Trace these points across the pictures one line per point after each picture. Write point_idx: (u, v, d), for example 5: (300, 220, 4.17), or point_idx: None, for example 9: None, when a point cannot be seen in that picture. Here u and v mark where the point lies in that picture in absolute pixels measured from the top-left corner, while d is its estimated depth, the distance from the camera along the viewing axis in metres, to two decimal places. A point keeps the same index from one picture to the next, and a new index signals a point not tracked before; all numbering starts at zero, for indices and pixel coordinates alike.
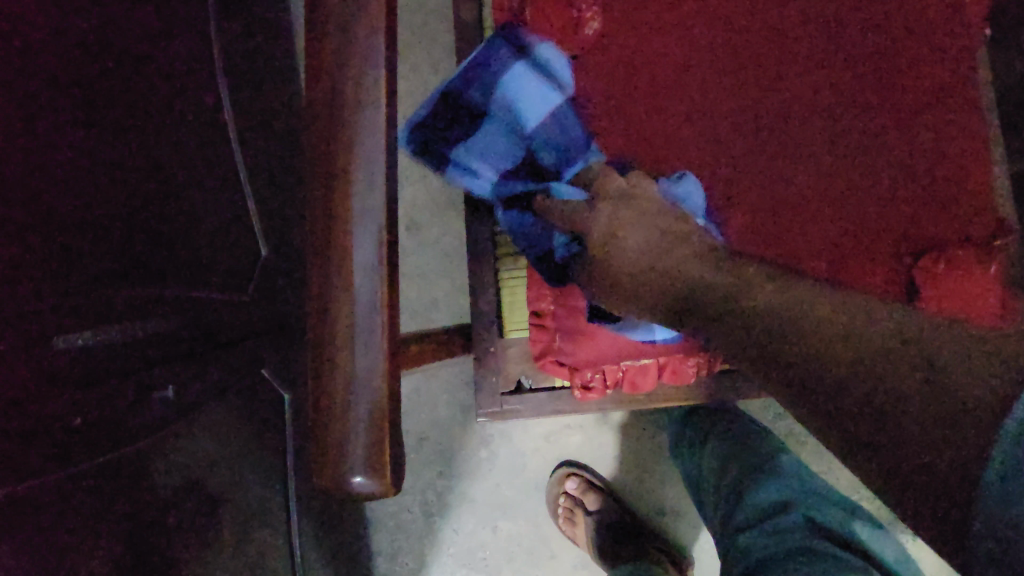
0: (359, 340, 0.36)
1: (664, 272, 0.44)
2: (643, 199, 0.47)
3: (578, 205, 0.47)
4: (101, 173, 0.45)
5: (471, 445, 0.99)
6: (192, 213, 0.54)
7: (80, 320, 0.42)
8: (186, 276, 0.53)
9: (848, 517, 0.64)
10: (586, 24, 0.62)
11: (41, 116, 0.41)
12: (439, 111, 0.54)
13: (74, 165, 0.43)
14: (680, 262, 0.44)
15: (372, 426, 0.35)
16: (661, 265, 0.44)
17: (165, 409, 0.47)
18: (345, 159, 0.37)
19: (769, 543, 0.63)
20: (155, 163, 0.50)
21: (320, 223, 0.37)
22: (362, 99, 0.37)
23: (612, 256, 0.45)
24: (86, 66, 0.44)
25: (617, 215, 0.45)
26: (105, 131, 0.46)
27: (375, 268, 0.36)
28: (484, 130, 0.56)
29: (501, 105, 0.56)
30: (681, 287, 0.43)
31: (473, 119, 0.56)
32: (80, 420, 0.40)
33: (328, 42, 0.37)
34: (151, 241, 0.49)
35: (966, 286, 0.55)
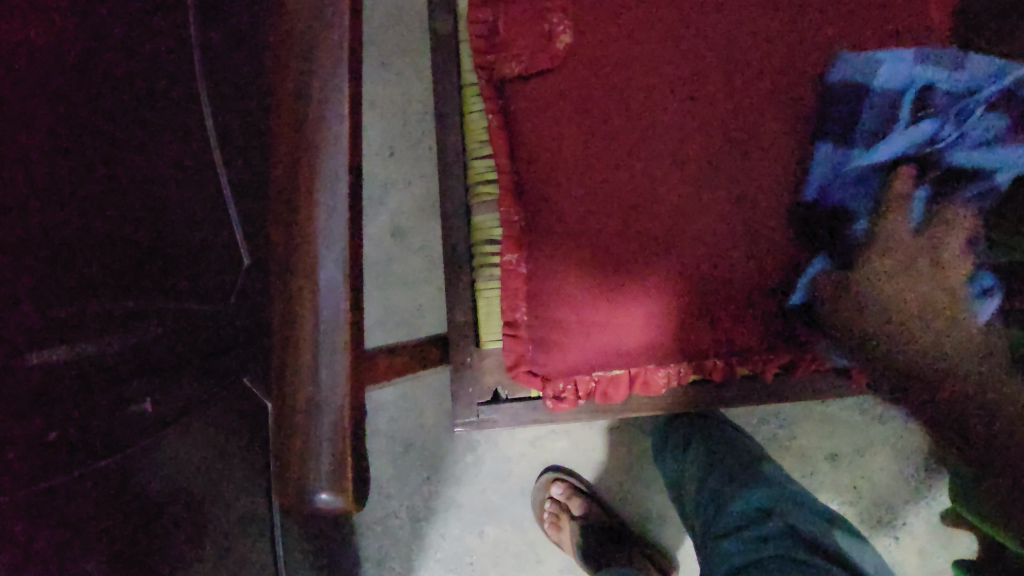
0: (322, 357, 0.36)
1: (919, 309, 0.52)
2: (943, 261, 0.52)
3: (908, 231, 0.53)
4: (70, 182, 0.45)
5: (457, 450, 1.00)
6: (180, 219, 0.54)
7: (53, 334, 0.43)
8: (175, 283, 0.53)
9: (832, 527, 0.65)
10: (557, 36, 0.56)
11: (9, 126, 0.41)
12: (873, 106, 0.54)
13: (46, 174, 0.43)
14: (913, 319, 0.52)
15: (334, 443, 0.36)
16: (936, 305, 0.52)
17: (145, 422, 0.47)
18: (308, 176, 0.37)
19: (752, 552, 0.63)
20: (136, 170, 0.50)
21: (282, 240, 0.37)
22: (326, 118, 0.37)
23: (885, 289, 0.53)
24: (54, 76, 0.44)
25: (914, 258, 0.52)
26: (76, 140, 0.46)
27: (337, 283, 0.37)
28: (898, 131, 0.53)
29: (964, 126, 0.53)
30: (921, 322, 0.52)
31: (891, 110, 0.54)
32: (54, 434, 0.41)
33: (289, 59, 0.38)
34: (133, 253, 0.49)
35: None
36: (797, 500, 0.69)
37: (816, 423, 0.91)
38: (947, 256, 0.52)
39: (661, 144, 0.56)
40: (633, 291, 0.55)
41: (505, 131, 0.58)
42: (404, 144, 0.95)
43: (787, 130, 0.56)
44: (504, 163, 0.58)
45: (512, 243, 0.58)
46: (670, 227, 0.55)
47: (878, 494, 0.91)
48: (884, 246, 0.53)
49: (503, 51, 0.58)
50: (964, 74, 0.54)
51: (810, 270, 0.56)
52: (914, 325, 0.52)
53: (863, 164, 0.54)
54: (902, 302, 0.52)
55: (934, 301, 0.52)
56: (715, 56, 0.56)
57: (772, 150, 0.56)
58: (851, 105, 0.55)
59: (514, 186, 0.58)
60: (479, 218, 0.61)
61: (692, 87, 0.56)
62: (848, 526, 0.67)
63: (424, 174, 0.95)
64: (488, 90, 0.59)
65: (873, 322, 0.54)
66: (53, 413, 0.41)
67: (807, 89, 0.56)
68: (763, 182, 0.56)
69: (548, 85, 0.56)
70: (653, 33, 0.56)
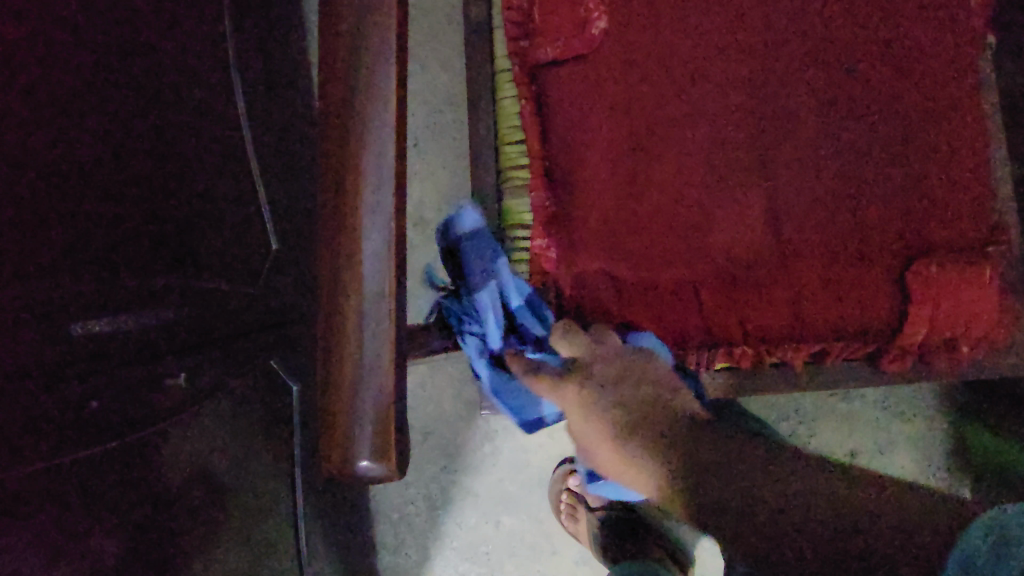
0: (367, 325, 0.37)
1: (642, 411, 0.49)
2: (625, 372, 0.51)
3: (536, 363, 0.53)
4: (117, 154, 0.45)
5: (474, 440, 1.00)
6: (218, 196, 0.54)
7: (99, 305, 0.43)
8: (207, 262, 0.53)
9: None
10: (593, 23, 0.56)
11: (62, 96, 0.41)
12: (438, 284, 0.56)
13: (99, 147, 0.44)
14: (647, 419, 0.49)
15: (378, 409, 0.36)
16: (647, 419, 0.49)
17: (176, 400, 0.47)
18: (354, 150, 0.38)
19: None
20: (176, 147, 0.51)
21: (329, 212, 0.38)
22: (373, 93, 0.38)
23: (621, 400, 0.50)
24: (103, 51, 0.45)
25: (613, 375, 0.51)
26: (120, 114, 0.46)
27: (383, 253, 0.37)
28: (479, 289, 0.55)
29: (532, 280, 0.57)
30: (658, 428, 0.48)
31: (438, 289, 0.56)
32: (96, 404, 0.41)
33: (339, 35, 0.38)
34: (174, 230, 0.50)
35: (958, 257, 0.55)
36: None
37: (838, 420, 0.90)
38: (623, 370, 0.51)
39: (693, 131, 0.56)
40: (669, 273, 0.56)
41: (538, 116, 0.59)
42: (428, 134, 0.96)
43: (819, 119, 0.56)
44: (536, 149, 0.59)
45: (542, 227, 0.58)
46: (698, 216, 0.55)
47: None
48: (581, 373, 0.51)
49: (538, 37, 0.58)
50: None
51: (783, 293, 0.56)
52: (646, 430, 0.48)
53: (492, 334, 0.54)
54: (615, 398, 0.50)
55: (639, 407, 0.49)
56: (748, 43, 0.56)
57: (799, 140, 0.56)
58: (454, 271, 0.56)
59: (546, 172, 0.58)
60: (510, 203, 0.61)
61: (725, 74, 0.56)
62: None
63: (447, 164, 0.96)
64: (520, 76, 0.59)
65: (638, 440, 0.48)
66: (91, 382, 0.41)
67: (841, 79, 0.56)
68: (794, 171, 0.56)
69: (581, 71, 0.57)
70: (688, 18, 0.56)
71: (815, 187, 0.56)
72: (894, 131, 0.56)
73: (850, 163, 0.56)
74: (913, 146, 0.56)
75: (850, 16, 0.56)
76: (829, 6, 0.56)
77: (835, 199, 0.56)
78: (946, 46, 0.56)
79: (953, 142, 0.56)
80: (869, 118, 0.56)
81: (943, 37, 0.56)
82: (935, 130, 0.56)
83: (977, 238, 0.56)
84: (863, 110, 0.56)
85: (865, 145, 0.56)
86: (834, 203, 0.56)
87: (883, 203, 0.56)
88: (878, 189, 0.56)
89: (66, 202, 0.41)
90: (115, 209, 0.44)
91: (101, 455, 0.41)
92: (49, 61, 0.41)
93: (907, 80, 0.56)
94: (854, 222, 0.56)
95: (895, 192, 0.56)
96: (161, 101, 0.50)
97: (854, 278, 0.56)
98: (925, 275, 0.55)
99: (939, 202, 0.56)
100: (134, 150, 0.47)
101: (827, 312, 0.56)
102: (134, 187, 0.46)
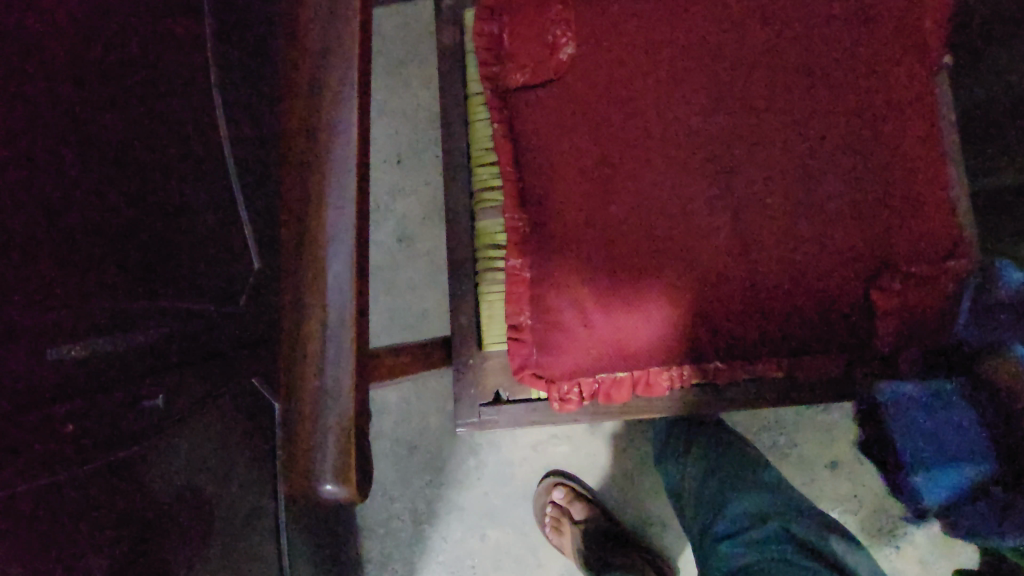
0: (329, 352, 0.38)
1: None
2: None
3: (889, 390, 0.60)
4: (95, 180, 0.46)
5: (460, 453, 1.01)
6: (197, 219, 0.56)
7: (73, 329, 0.44)
8: (186, 283, 0.54)
9: (826, 531, 0.72)
10: (559, 48, 0.58)
11: (39, 128, 0.42)
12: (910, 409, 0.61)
13: (74, 174, 0.44)
14: None
15: (339, 435, 0.37)
16: None
17: (158, 416, 0.49)
18: (317, 181, 0.39)
19: (748, 553, 0.73)
20: (155, 172, 0.51)
21: (293, 243, 0.39)
22: (335, 125, 0.39)
23: None
24: (83, 80, 0.45)
25: None
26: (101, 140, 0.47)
27: (345, 282, 0.39)
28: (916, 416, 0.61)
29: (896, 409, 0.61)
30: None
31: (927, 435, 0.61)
32: (71, 427, 0.42)
33: (302, 68, 0.39)
34: (147, 252, 0.50)
35: (922, 272, 0.57)
36: (792, 504, 0.76)
37: (814, 430, 0.93)
38: None
39: (662, 151, 0.57)
40: (642, 292, 0.56)
41: (509, 139, 0.60)
42: (411, 151, 0.97)
43: (787, 138, 0.57)
44: (508, 170, 0.60)
45: (515, 248, 0.59)
46: (666, 235, 0.56)
47: (878, 501, 0.92)
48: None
49: (509, 62, 0.60)
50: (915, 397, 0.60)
51: (758, 312, 0.56)
52: None
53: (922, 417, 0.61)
54: None
55: None
56: (716, 65, 0.58)
57: (766, 160, 0.57)
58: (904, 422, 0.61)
59: (518, 193, 0.60)
60: (484, 222, 0.63)
61: (693, 97, 0.57)
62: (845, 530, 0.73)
63: (430, 180, 0.97)
64: (493, 99, 0.61)
65: None
66: (63, 408, 0.42)
67: (807, 98, 0.57)
68: (763, 189, 0.57)
69: (550, 94, 0.58)
70: (655, 41, 0.58)
71: (783, 204, 0.57)
72: (860, 149, 0.57)
73: (818, 180, 0.57)
74: (879, 165, 0.57)
75: (819, 37, 0.57)
76: (796, 27, 0.57)
77: (802, 216, 0.57)
78: (908, 67, 0.58)
79: (916, 160, 0.57)
80: (837, 136, 0.57)
81: (905, 59, 0.58)
82: (899, 148, 0.57)
83: (940, 253, 0.57)
84: (831, 129, 0.57)
85: (834, 164, 0.57)
86: (802, 220, 0.56)
87: (852, 221, 0.56)
88: (847, 206, 0.57)
89: (30, 230, 0.41)
90: (89, 236, 0.45)
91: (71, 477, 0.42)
92: (17, 91, 0.41)
93: (872, 100, 0.57)
94: (823, 239, 0.56)
95: (864, 210, 0.57)
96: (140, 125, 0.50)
97: (822, 294, 0.56)
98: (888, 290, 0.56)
99: (904, 219, 0.57)
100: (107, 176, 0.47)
101: (795, 326, 0.57)
102: (107, 211, 0.47)
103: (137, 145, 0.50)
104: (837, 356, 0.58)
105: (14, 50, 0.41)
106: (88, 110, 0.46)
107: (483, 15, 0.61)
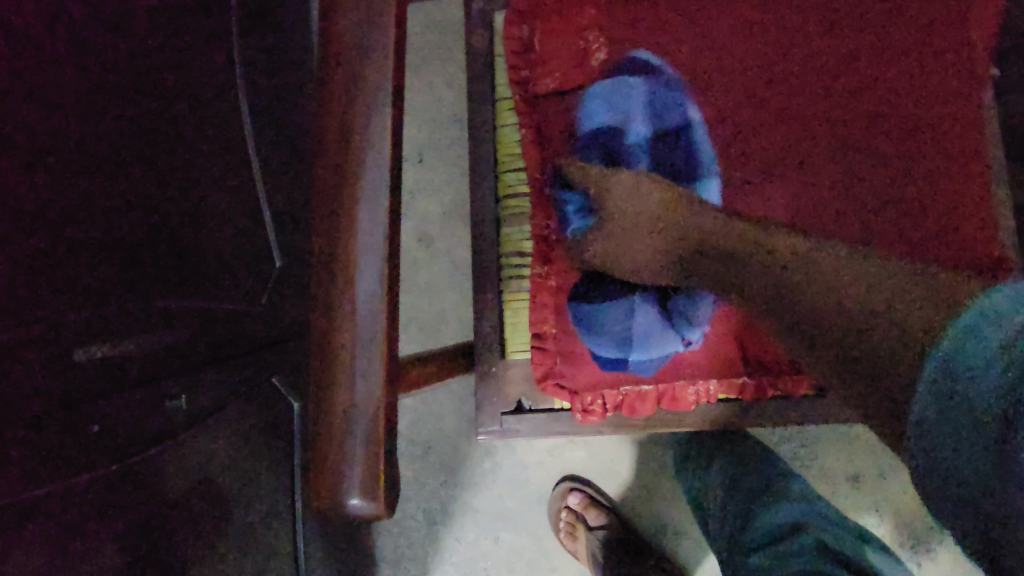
0: (359, 367, 0.38)
1: None
2: None
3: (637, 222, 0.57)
4: (121, 180, 0.46)
5: (475, 455, 1.00)
6: (218, 222, 0.56)
7: (98, 331, 0.43)
8: (206, 283, 0.54)
9: (858, 543, 0.74)
10: (591, 55, 0.57)
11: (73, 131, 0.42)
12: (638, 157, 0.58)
13: (101, 175, 0.44)
14: None
15: (368, 449, 0.37)
16: None
17: (177, 421, 0.49)
18: (351, 191, 0.39)
19: (780, 562, 0.72)
20: (180, 172, 0.51)
21: (324, 254, 0.38)
22: (369, 136, 0.39)
23: None
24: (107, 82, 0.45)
25: None
26: (126, 141, 0.46)
27: (376, 294, 0.38)
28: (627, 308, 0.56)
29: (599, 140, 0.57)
30: None
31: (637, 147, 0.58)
32: (97, 427, 0.42)
33: (337, 76, 0.39)
34: (167, 251, 0.50)
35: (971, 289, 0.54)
36: (819, 515, 0.78)
37: (836, 443, 0.91)
38: None
39: None
40: None
41: (538, 145, 0.59)
42: (433, 150, 0.97)
43: (824, 150, 0.56)
44: (536, 177, 0.59)
45: (542, 256, 0.58)
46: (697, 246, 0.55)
47: (900, 517, 0.90)
48: None
49: (540, 67, 0.59)
50: (632, 107, 0.56)
51: None
52: None
53: (636, 132, 0.57)
54: None
55: None
56: (749, 73, 0.56)
57: (800, 169, 0.56)
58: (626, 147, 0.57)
59: (546, 201, 0.59)
60: (509, 229, 0.62)
61: (727, 106, 0.56)
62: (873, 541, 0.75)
63: (451, 180, 0.97)
64: (522, 104, 0.60)
65: None
66: (97, 409, 0.43)
67: (846, 107, 0.55)
68: (795, 201, 0.56)
69: (580, 102, 0.57)
70: (689, 49, 0.56)
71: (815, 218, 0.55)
72: (900, 161, 0.55)
73: (855, 192, 0.55)
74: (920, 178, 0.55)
75: (858, 44, 0.56)
76: (835, 35, 0.56)
77: (837, 229, 0.55)
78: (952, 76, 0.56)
79: (961, 172, 0.55)
80: (876, 147, 0.55)
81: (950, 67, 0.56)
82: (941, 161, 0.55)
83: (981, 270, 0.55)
84: (869, 141, 0.55)
85: (872, 176, 0.55)
86: (835, 232, 0.55)
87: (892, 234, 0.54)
88: (885, 220, 0.55)
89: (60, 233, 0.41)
90: (115, 237, 0.45)
91: (104, 478, 0.43)
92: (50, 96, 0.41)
93: (912, 111, 0.55)
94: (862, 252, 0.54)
95: (904, 224, 0.55)
96: (164, 126, 0.50)
97: None
98: None
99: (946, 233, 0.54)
100: (132, 179, 0.47)
101: None
102: (132, 210, 0.46)
103: (162, 148, 0.50)
104: None
105: (44, 52, 0.41)
106: (110, 110, 0.45)
107: (514, 18, 0.60)
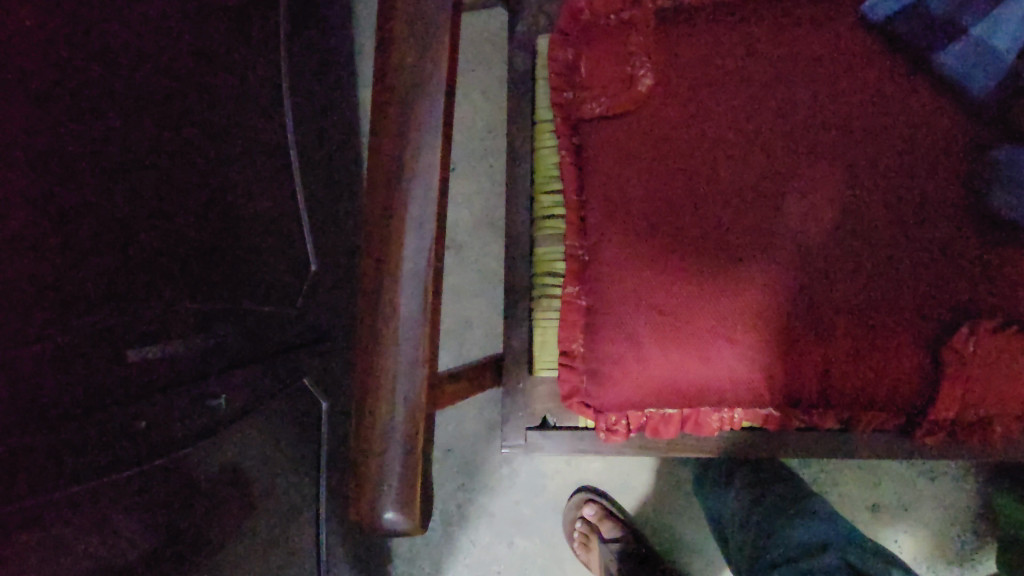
0: (400, 387, 0.39)
1: None
2: None
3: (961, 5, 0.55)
4: (165, 197, 0.51)
5: (493, 461, 1.02)
6: (248, 229, 0.61)
7: (150, 336, 0.49)
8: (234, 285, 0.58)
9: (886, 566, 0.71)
10: (637, 79, 0.57)
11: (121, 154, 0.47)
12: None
13: (148, 194, 0.50)
14: None
15: (406, 466, 0.39)
16: None
17: (220, 416, 0.55)
18: (398, 217, 0.40)
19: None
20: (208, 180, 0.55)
21: (372, 275, 0.40)
22: (417, 164, 0.40)
23: None
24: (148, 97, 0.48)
25: None
26: (167, 160, 0.51)
27: (419, 317, 0.40)
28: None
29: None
30: None
31: None
32: (143, 424, 0.48)
33: (390, 104, 0.41)
34: (209, 259, 0.56)
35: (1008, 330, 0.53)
36: (845, 534, 0.77)
37: (858, 472, 0.91)
38: None
39: (733, 186, 0.55)
40: (701, 331, 0.55)
41: (575, 166, 0.61)
42: (467, 159, 0.98)
43: (868, 182, 0.55)
44: (572, 198, 0.60)
45: (573, 276, 0.60)
46: (731, 269, 0.55)
47: (920, 550, 0.89)
48: None
49: (581, 90, 0.60)
50: None
51: (822, 360, 0.54)
52: None
53: None
54: None
55: None
56: (792, 100, 0.56)
57: (842, 205, 0.55)
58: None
59: (580, 222, 0.60)
60: (544, 249, 0.64)
61: (772, 132, 0.56)
62: (901, 564, 0.73)
63: (483, 189, 0.98)
64: (562, 127, 0.61)
65: None
66: (133, 407, 0.47)
67: (891, 143, 0.55)
68: (837, 230, 0.54)
69: (622, 125, 0.58)
70: (733, 72, 0.56)
71: (860, 247, 0.54)
72: (945, 196, 0.54)
73: (897, 226, 0.54)
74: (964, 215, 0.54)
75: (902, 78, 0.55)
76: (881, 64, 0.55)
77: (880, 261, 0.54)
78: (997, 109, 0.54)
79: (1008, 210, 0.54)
80: (918, 181, 0.54)
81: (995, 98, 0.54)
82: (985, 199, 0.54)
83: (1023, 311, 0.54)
84: (911, 175, 0.55)
85: (913, 209, 0.54)
86: (882, 265, 0.54)
87: (932, 268, 0.53)
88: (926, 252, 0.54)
89: (112, 250, 0.47)
90: (164, 250, 0.51)
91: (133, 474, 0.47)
92: None
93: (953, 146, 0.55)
94: (900, 286, 0.54)
95: (947, 260, 0.54)
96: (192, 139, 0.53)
97: (894, 349, 0.54)
98: (961, 349, 0.53)
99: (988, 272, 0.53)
100: (169, 194, 0.51)
101: (852, 384, 0.55)
102: (178, 222, 0.52)
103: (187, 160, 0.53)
104: (898, 416, 0.56)
105: None
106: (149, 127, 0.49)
107: (557, 41, 0.61)
